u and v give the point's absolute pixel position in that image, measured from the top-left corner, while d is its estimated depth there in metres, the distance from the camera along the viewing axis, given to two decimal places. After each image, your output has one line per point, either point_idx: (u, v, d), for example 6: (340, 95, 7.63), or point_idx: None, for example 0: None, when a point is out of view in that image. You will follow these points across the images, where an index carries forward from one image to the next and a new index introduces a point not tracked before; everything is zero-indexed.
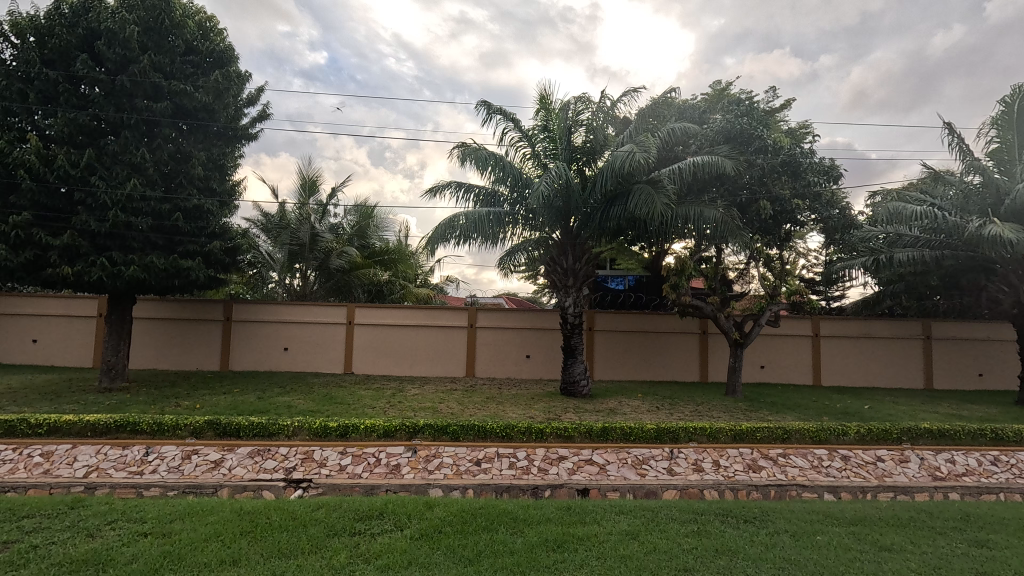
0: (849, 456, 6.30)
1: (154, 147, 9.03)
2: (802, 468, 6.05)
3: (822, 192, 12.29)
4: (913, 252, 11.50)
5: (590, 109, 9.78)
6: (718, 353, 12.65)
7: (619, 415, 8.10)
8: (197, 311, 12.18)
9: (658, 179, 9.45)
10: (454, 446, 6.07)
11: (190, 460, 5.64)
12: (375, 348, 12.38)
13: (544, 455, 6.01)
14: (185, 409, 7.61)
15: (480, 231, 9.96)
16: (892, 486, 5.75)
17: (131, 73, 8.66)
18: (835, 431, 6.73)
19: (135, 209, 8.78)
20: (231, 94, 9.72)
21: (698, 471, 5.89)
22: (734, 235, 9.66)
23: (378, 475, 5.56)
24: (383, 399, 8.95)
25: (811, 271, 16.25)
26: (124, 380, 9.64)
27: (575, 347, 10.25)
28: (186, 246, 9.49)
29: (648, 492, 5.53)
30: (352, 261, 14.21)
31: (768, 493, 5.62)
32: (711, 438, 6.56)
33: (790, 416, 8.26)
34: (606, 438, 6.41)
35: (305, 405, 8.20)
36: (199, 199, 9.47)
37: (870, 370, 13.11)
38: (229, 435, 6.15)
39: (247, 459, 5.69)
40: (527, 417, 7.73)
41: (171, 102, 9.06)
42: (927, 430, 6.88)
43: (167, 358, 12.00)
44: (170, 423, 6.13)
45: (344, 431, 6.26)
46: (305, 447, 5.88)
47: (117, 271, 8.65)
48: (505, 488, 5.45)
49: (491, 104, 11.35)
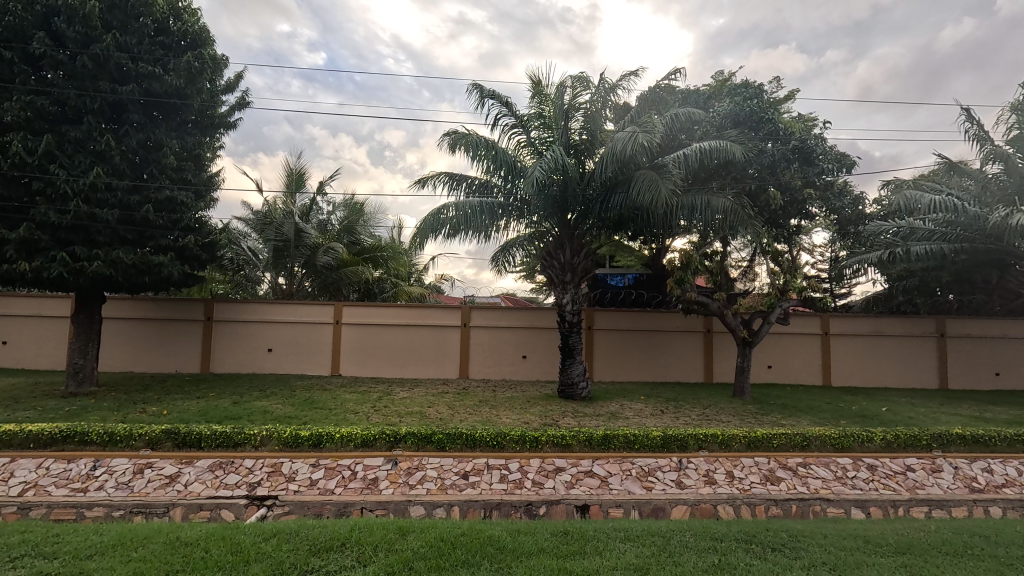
0: (875, 465, 5.74)
1: (120, 134, 8.45)
2: (825, 479, 5.49)
3: (834, 182, 11.70)
4: (929, 245, 10.95)
5: (591, 90, 9.11)
6: (724, 352, 12.05)
7: (621, 420, 7.50)
8: (176, 310, 11.55)
9: (663, 165, 8.86)
10: (439, 458, 5.49)
11: (141, 476, 5.05)
12: (363, 349, 11.78)
13: (539, 466, 5.45)
14: (151, 415, 7.02)
15: (471, 224, 9.37)
16: (925, 500, 5.22)
17: (94, 54, 8.08)
18: (858, 437, 6.09)
19: (99, 200, 8.20)
20: (205, 78, 9.16)
21: (710, 483, 5.34)
22: (745, 224, 8.97)
23: (353, 491, 5.00)
24: (368, 403, 8.31)
25: (817, 267, 15.69)
26: (92, 385, 9.06)
27: (573, 347, 9.64)
28: (158, 240, 8.96)
29: (655, 509, 5.00)
30: (340, 258, 13.51)
31: (789, 509, 5.09)
32: (723, 446, 5.94)
33: (805, 420, 7.70)
34: (608, 447, 5.81)
35: (282, 410, 7.58)
36: (172, 190, 8.91)
37: (883, 369, 12.53)
38: (189, 446, 5.51)
39: (206, 474, 5.11)
40: (522, 422, 7.15)
41: (139, 85, 8.52)
42: (960, 435, 6.26)
43: (145, 360, 11.38)
44: (123, 433, 5.49)
45: (317, 440, 5.62)
46: (272, 459, 5.29)
47: (80, 266, 8.06)
48: (496, 505, 4.91)
49: (485, 87, 10.73)
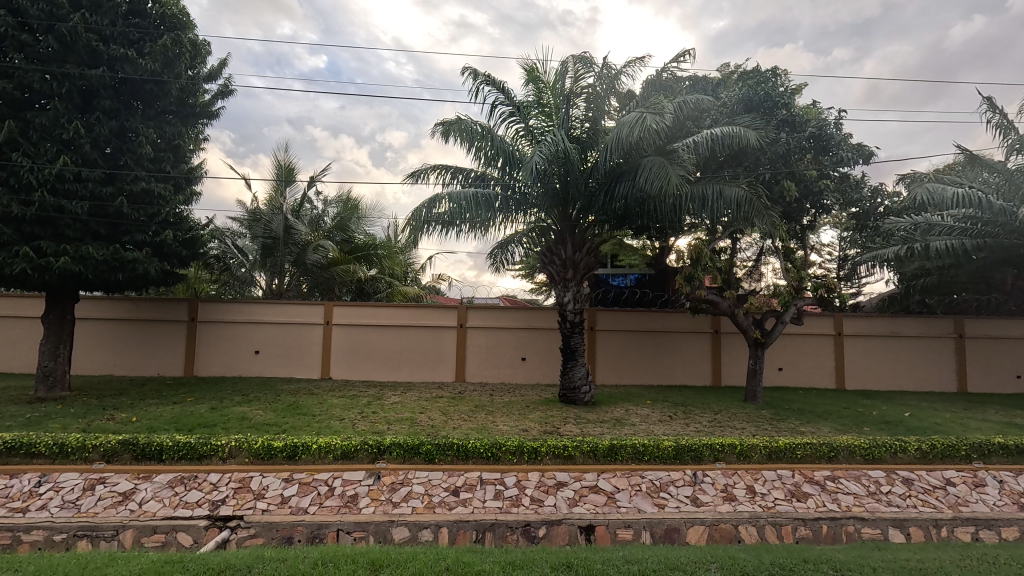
0: (911, 479, 5.18)
1: (91, 122, 7.96)
2: (857, 495, 4.94)
3: (849, 173, 11.22)
4: (950, 240, 10.37)
5: (593, 74, 8.58)
6: (733, 354, 11.50)
7: (628, 427, 6.95)
8: (158, 311, 11.01)
9: (673, 151, 8.35)
10: (427, 471, 4.93)
11: (91, 493, 4.51)
12: (355, 350, 11.23)
13: (539, 481, 4.90)
14: (118, 423, 6.49)
15: (466, 217, 8.80)
16: (971, 520, 4.68)
17: (61, 34, 7.58)
18: (891, 447, 5.51)
19: (67, 191, 7.70)
20: (183, 62, 8.66)
21: (729, 500, 4.79)
22: (760, 215, 8.45)
23: (328, 510, 4.45)
24: (356, 409, 7.76)
25: (827, 265, 15.15)
26: (64, 390, 8.52)
27: (575, 349, 9.06)
28: (133, 235, 8.41)
29: (669, 531, 4.48)
30: (330, 256, 13.03)
31: (819, 530, 4.58)
32: (741, 457, 5.34)
33: (826, 427, 7.13)
34: (614, 459, 5.21)
35: (262, 418, 6.99)
36: (148, 182, 8.40)
37: (900, 372, 11.96)
38: (149, 459, 4.93)
39: (165, 490, 4.57)
40: (520, 430, 6.60)
41: (111, 69, 8.05)
42: (1003, 444, 5.67)
43: (125, 363, 10.84)
44: (74, 444, 4.92)
45: (291, 452, 5.03)
46: (240, 473, 4.74)
47: (46, 263, 7.55)
48: (489, 526, 4.38)
49: (479, 74, 10.23)
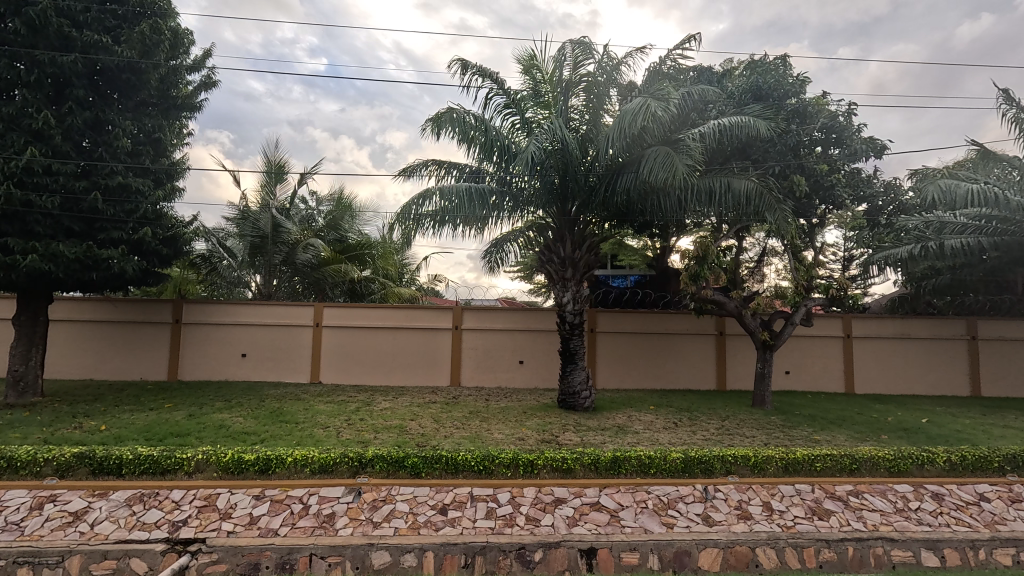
0: (941, 494, 4.75)
1: (63, 112, 7.58)
2: (883, 512, 4.52)
3: (861, 168, 10.56)
4: (966, 238, 9.88)
5: (593, 61, 8.02)
6: (739, 357, 11.07)
7: (631, 435, 6.50)
8: (139, 311, 10.54)
9: (678, 141, 7.92)
10: (412, 487, 4.48)
11: (39, 513, 4.10)
12: (345, 353, 10.79)
13: (534, 497, 4.46)
14: (83, 432, 6.05)
15: (460, 213, 8.32)
16: (1011, 540, 4.29)
17: (29, 18, 7.21)
18: (918, 459, 5.06)
19: (36, 185, 7.30)
20: (162, 51, 8.23)
21: (745, 518, 4.37)
22: (771, 209, 7.98)
23: (301, 532, 4.04)
24: (342, 416, 7.32)
25: (833, 265, 14.73)
26: (37, 395, 8.09)
27: (575, 353, 8.62)
28: (108, 232, 7.97)
29: (679, 553, 4.10)
30: (321, 255, 12.60)
31: (844, 554, 4.18)
32: (755, 471, 4.86)
33: (841, 435, 6.71)
34: (618, 472, 4.73)
35: (240, 426, 6.56)
36: (124, 176, 7.99)
37: (912, 375, 11.55)
38: (106, 473, 4.46)
39: (121, 509, 4.14)
40: (516, 439, 6.19)
41: (84, 55, 7.64)
42: None
43: (106, 367, 10.40)
44: (23, 458, 4.43)
45: (264, 466, 4.54)
46: (205, 490, 4.29)
47: (12, 261, 7.15)
48: (480, 550, 4.02)
49: (472, 64, 9.78)
